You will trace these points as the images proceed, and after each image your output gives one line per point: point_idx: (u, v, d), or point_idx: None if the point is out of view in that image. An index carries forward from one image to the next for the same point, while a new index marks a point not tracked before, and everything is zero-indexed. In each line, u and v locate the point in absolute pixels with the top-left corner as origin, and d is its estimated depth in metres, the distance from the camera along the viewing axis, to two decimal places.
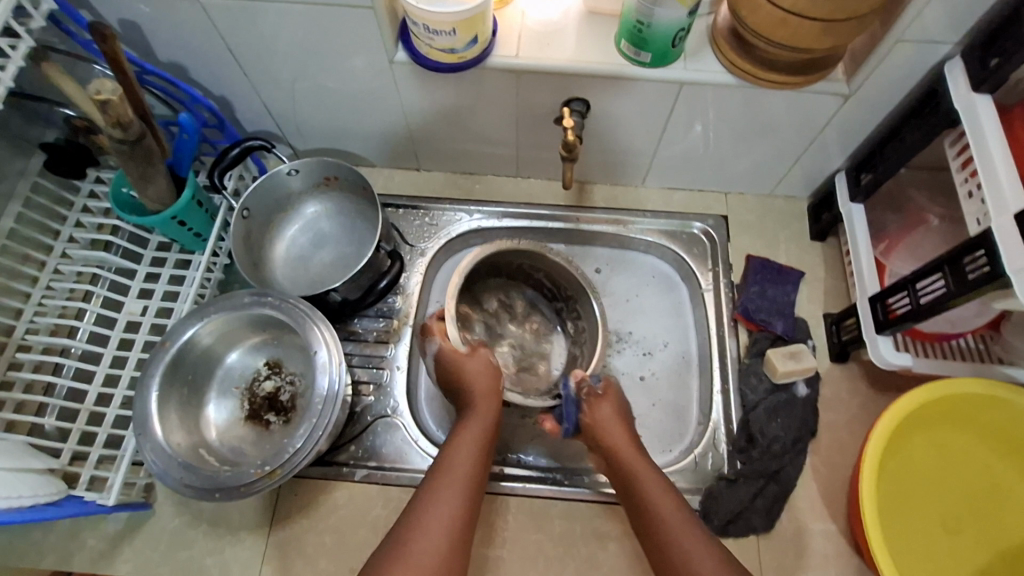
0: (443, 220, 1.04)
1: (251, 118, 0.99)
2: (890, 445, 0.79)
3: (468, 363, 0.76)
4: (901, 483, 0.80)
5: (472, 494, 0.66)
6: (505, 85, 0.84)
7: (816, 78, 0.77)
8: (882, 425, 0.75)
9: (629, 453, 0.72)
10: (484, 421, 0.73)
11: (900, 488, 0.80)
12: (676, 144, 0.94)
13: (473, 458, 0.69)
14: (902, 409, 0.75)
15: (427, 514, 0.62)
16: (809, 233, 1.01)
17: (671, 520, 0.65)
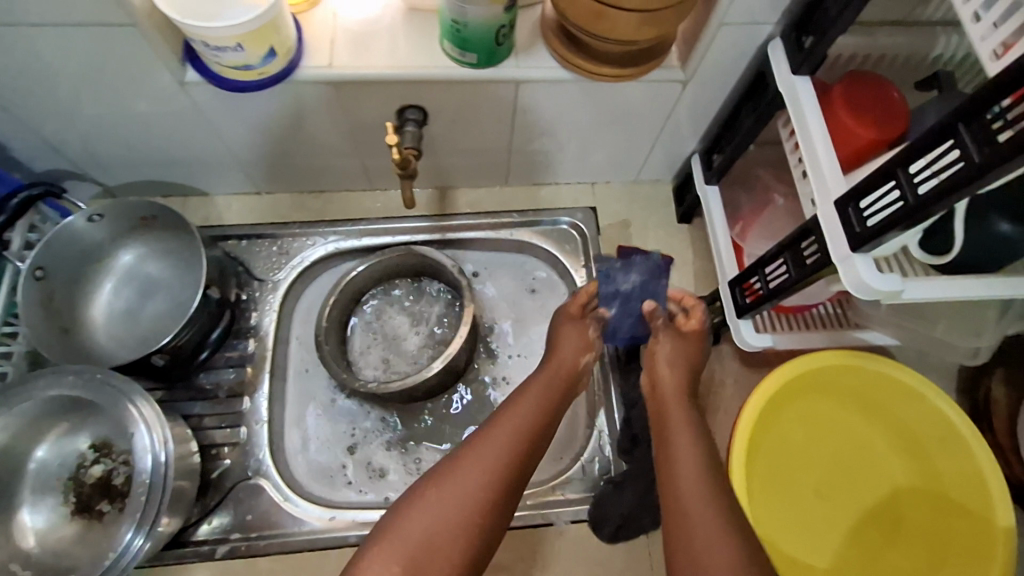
0: (294, 248, 0.94)
1: (36, 156, 0.83)
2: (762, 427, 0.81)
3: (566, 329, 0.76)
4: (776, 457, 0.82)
5: (528, 438, 0.61)
6: (326, 98, 0.75)
7: (650, 66, 0.74)
8: (751, 412, 0.75)
9: (674, 418, 0.65)
10: (569, 357, 0.73)
11: (776, 464, 0.82)
12: (530, 140, 0.89)
13: (537, 406, 0.65)
14: (767, 392, 0.76)
15: (470, 457, 0.57)
16: (676, 217, 1.01)
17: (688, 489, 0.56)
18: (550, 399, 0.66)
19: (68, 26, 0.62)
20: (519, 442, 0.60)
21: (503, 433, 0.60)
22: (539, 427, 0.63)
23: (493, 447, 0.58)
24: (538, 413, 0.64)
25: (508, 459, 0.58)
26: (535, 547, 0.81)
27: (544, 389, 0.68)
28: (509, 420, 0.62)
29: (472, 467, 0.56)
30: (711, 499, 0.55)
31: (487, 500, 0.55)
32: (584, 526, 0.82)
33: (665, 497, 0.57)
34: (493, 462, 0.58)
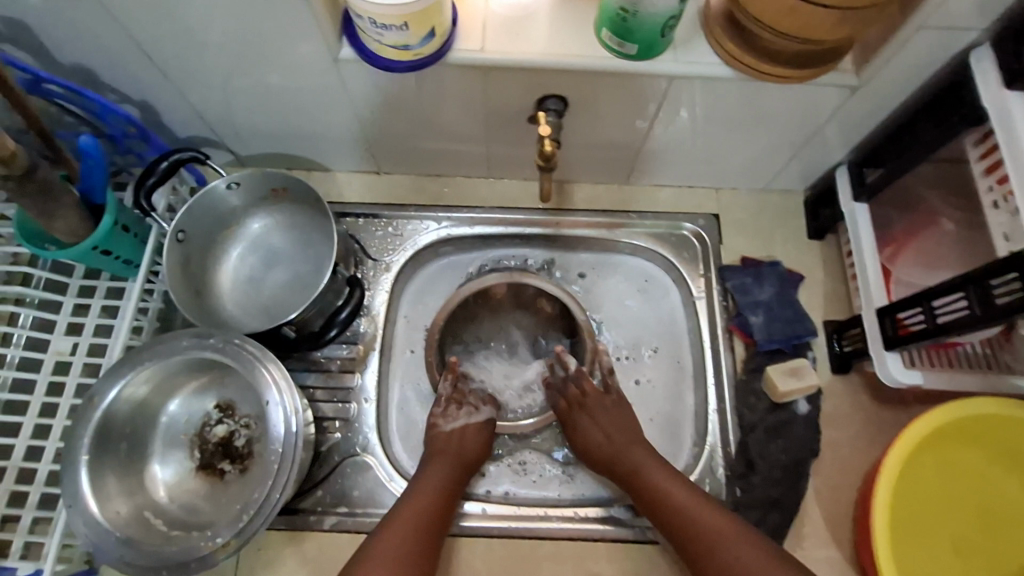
0: (408, 230, 0.93)
1: (181, 123, 0.85)
2: (907, 472, 0.73)
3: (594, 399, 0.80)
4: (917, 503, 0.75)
5: (439, 511, 0.71)
6: (469, 84, 0.73)
7: (825, 69, 0.68)
8: (901, 447, 0.70)
9: (646, 462, 0.74)
10: (471, 435, 0.79)
11: (911, 512, 0.75)
12: (665, 139, 0.84)
13: (443, 482, 0.74)
14: (921, 429, 0.71)
15: (420, 492, 0.72)
16: (806, 231, 0.94)
17: (683, 503, 0.69)
18: (454, 477, 0.75)
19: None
20: (445, 484, 0.73)
21: (434, 480, 0.74)
22: (437, 517, 0.70)
23: (433, 485, 0.73)
24: (433, 497, 0.71)
25: (445, 495, 0.73)
26: (637, 563, 0.78)
27: (459, 462, 0.76)
28: (406, 514, 0.69)
29: (425, 492, 0.72)
30: (697, 495, 0.69)
31: (439, 513, 0.70)
32: None
33: (661, 509, 0.70)
34: (432, 494, 0.72)
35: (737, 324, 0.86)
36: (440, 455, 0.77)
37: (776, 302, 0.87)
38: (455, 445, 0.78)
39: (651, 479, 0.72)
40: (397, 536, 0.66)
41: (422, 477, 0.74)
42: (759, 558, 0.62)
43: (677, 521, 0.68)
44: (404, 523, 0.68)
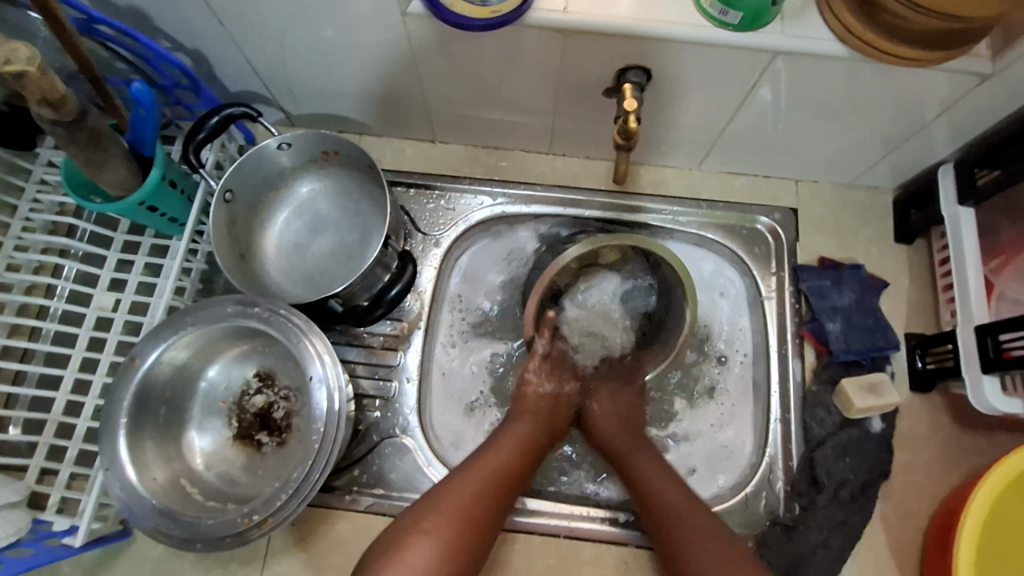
0: (460, 204, 0.88)
1: (232, 75, 0.81)
2: (1003, 512, 0.66)
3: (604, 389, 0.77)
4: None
5: (520, 469, 0.67)
6: (546, 48, 0.67)
7: (955, 54, 0.59)
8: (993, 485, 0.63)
9: (640, 449, 0.71)
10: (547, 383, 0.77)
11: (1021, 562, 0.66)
12: (749, 124, 0.77)
13: (523, 437, 0.70)
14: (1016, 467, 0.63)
15: (495, 446, 0.68)
16: (893, 234, 0.86)
17: (668, 496, 0.66)
18: (540, 434, 0.71)
19: None
20: (530, 440, 0.70)
21: (514, 434, 0.70)
22: (513, 472, 0.66)
23: (515, 442, 0.69)
24: (510, 452, 0.68)
25: (524, 453, 0.69)
26: None
27: (539, 413, 0.73)
28: (479, 468, 0.65)
29: (505, 447, 0.68)
30: (692, 500, 0.65)
31: (513, 471, 0.67)
32: None
33: (653, 506, 0.66)
34: (509, 448, 0.69)
35: (809, 330, 0.80)
36: (527, 414, 0.73)
37: (855, 310, 0.80)
38: (548, 412, 0.74)
39: (643, 477, 0.68)
40: (458, 485, 0.63)
41: (502, 432, 0.71)
42: (738, 563, 0.58)
43: (665, 523, 0.64)
44: (464, 476, 0.64)
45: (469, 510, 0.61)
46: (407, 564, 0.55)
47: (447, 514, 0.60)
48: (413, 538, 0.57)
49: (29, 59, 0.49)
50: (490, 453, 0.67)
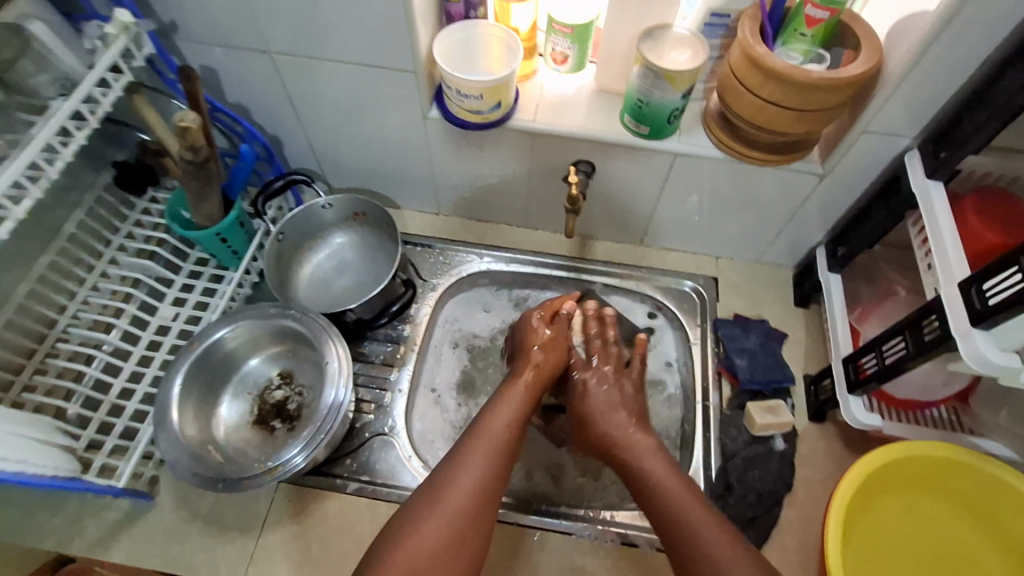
0: (455, 259, 1.12)
1: (295, 156, 1.10)
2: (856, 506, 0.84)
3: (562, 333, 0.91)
4: (881, 533, 0.85)
5: (506, 456, 0.75)
6: (520, 144, 0.96)
7: (795, 158, 0.87)
8: (835, 517, 0.77)
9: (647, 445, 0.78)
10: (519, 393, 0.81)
11: (874, 545, 0.85)
12: (671, 208, 1.04)
13: (505, 429, 0.77)
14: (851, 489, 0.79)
15: (485, 436, 0.75)
16: (792, 299, 1.09)
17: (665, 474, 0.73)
18: (516, 425, 0.78)
19: (363, 67, 0.87)
20: (511, 427, 0.77)
21: (500, 423, 0.77)
22: (504, 456, 0.74)
23: (477, 469, 0.71)
24: (503, 438, 0.76)
25: (505, 439, 0.76)
26: (620, 562, 0.86)
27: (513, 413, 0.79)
28: (481, 451, 0.73)
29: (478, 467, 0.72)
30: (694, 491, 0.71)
31: (503, 455, 0.74)
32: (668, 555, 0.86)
33: (661, 490, 0.71)
34: (497, 437, 0.76)
35: (725, 366, 0.99)
36: (498, 420, 0.78)
37: (760, 351, 1.00)
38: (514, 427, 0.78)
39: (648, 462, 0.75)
40: (463, 476, 0.71)
41: (484, 420, 0.78)
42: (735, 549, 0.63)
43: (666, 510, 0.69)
44: (461, 469, 0.71)
45: (474, 497, 0.69)
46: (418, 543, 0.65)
47: (456, 500, 0.68)
48: (420, 522, 0.66)
49: (193, 120, 0.76)
50: (480, 441, 0.74)
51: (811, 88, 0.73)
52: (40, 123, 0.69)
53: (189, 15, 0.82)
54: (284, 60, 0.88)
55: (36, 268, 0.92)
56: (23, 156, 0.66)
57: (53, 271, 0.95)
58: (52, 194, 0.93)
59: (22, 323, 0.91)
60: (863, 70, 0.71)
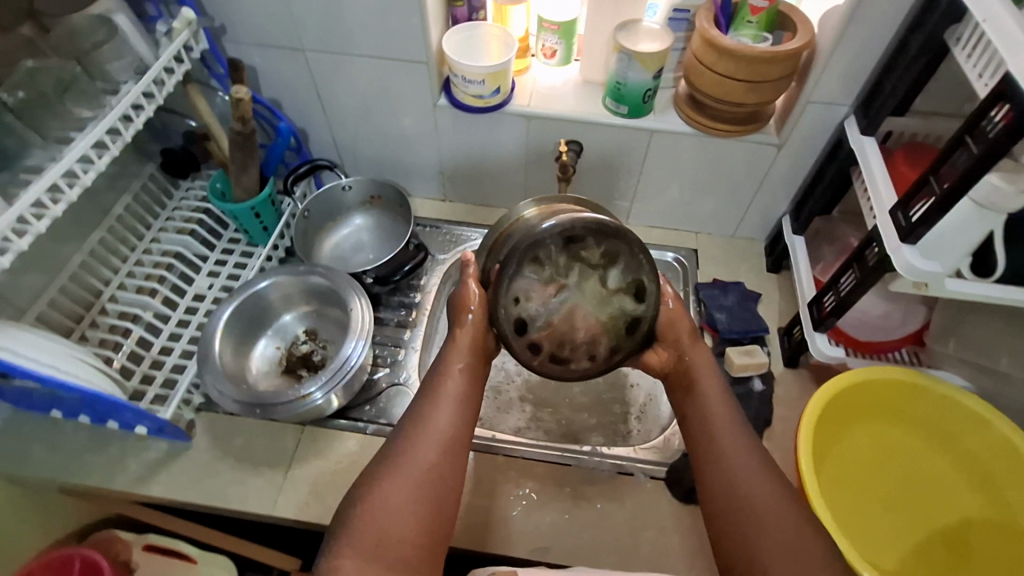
0: (461, 237, 1.25)
1: (319, 149, 1.24)
2: (826, 431, 0.92)
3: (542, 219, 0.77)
4: (851, 458, 0.94)
5: (468, 403, 0.77)
6: (516, 128, 1.10)
7: (753, 129, 1.02)
8: (806, 421, 0.85)
9: (703, 368, 0.82)
10: (469, 335, 0.81)
11: (845, 468, 0.94)
12: (653, 185, 1.17)
13: (464, 379, 0.78)
14: (819, 407, 0.87)
15: (443, 387, 0.77)
16: (766, 267, 1.20)
17: (714, 421, 0.76)
18: (476, 372, 0.80)
19: (382, 60, 1.03)
20: (467, 372, 0.79)
21: (455, 372, 0.78)
22: (469, 403, 0.77)
23: (440, 418, 0.74)
24: (464, 387, 0.78)
25: (465, 387, 0.78)
26: (617, 489, 0.94)
27: (469, 359, 0.80)
28: (442, 403, 0.75)
29: (440, 417, 0.74)
30: (750, 442, 0.74)
31: (464, 402, 0.77)
32: (660, 483, 0.94)
33: (707, 440, 0.75)
34: (454, 387, 0.77)
35: (706, 321, 1.10)
36: (456, 369, 0.79)
37: (737, 307, 1.11)
38: (468, 368, 0.80)
39: (704, 409, 0.78)
40: (426, 428, 0.73)
41: (438, 372, 0.78)
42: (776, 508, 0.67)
43: (707, 468, 0.74)
44: (420, 422, 0.73)
45: (441, 443, 0.72)
46: (384, 496, 0.66)
47: (420, 451, 0.70)
48: (383, 476, 0.68)
49: (242, 91, 0.90)
50: (437, 395, 0.76)
51: (757, 61, 0.88)
52: (117, 98, 0.83)
53: (238, 19, 0.98)
54: (316, 57, 1.04)
55: (89, 241, 1.04)
56: (109, 116, 0.80)
57: (103, 246, 1.07)
58: (105, 179, 1.07)
59: (75, 288, 1.02)
60: (798, 45, 0.87)
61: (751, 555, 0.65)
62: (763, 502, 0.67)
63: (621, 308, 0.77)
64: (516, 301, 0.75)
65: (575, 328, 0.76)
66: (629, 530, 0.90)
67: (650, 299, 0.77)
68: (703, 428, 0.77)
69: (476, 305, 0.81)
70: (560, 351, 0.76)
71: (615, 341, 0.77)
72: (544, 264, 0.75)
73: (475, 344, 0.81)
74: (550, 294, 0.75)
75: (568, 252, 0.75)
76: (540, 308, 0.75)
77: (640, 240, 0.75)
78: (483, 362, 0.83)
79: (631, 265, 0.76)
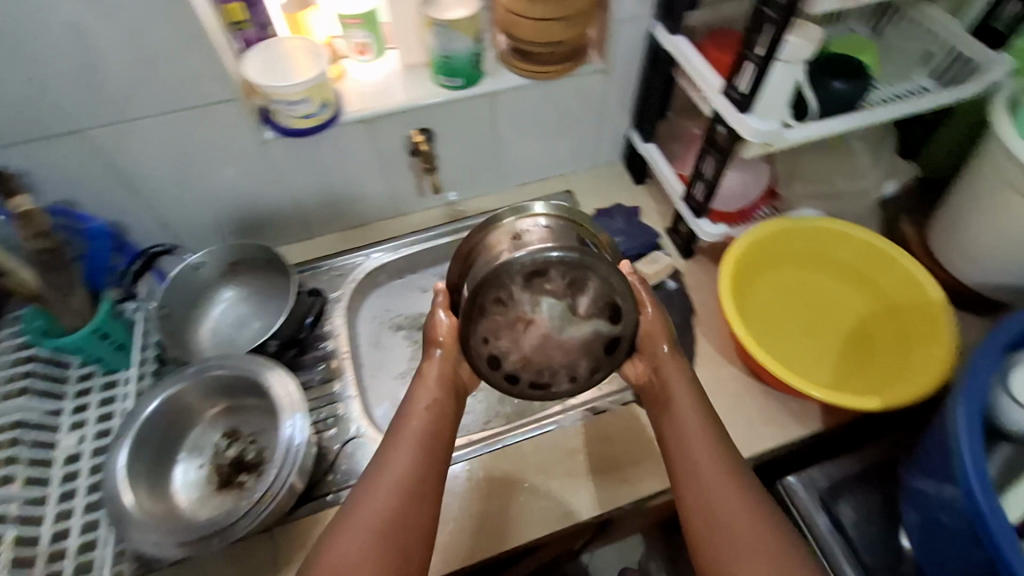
0: (346, 267, 1.16)
1: (144, 236, 1.06)
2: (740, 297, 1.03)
3: (494, 249, 0.75)
4: (765, 309, 1.07)
5: (437, 439, 0.72)
6: (360, 136, 1.04)
7: (579, 63, 1.07)
8: (724, 293, 0.94)
9: (673, 369, 0.79)
10: (432, 369, 0.77)
11: (765, 321, 1.06)
12: (510, 144, 1.18)
13: (430, 414, 0.73)
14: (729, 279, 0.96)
15: (405, 429, 0.72)
16: (633, 181, 1.29)
17: (683, 424, 0.74)
18: (442, 406, 0.75)
19: (185, 112, 0.90)
20: (434, 408, 0.74)
21: (418, 410, 0.74)
22: (436, 440, 0.72)
23: (400, 461, 0.68)
24: (429, 424, 0.72)
25: (430, 424, 0.72)
26: (602, 429, 0.97)
27: (435, 394, 0.75)
28: (403, 443, 0.70)
29: (397, 466, 0.68)
30: (714, 439, 0.73)
31: (432, 439, 0.71)
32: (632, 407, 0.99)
33: (676, 449, 0.73)
34: (417, 427, 0.72)
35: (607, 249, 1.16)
36: (416, 411, 0.74)
37: (627, 226, 1.17)
38: (435, 406, 0.74)
39: (676, 413, 0.76)
40: (387, 472, 0.67)
41: (404, 414, 0.74)
42: (743, 512, 0.66)
43: (677, 476, 0.72)
44: (382, 467, 0.68)
45: (405, 484, 0.66)
46: (341, 554, 0.61)
47: (380, 498, 0.65)
48: (337, 535, 0.63)
49: (25, 202, 0.79)
50: (400, 436, 0.71)
51: None
52: None
53: None
54: (100, 133, 0.88)
55: None
56: None
57: None
58: None
59: None
60: None
61: (721, 562, 0.64)
62: (728, 510, 0.66)
63: (598, 330, 0.73)
64: (484, 341, 0.73)
65: (549, 355, 0.73)
66: (628, 458, 0.94)
67: (628, 318, 0.73)
68: (674, 435, 0.74)
69: (440, 342, 0.78)
70: (536, 379, 0.74)
71: (593, 362, 0.74)
72: (508, 301, 0.72)
73: (442, 376, 0.77)
74: (515, 331, 0.72)
75: (531, 284, 0.72)
76: (510, 343, 0.72)
77: (605, 263, 0.71)
78: (455, 402, 0.77)
79: (603, 287, 0.72)
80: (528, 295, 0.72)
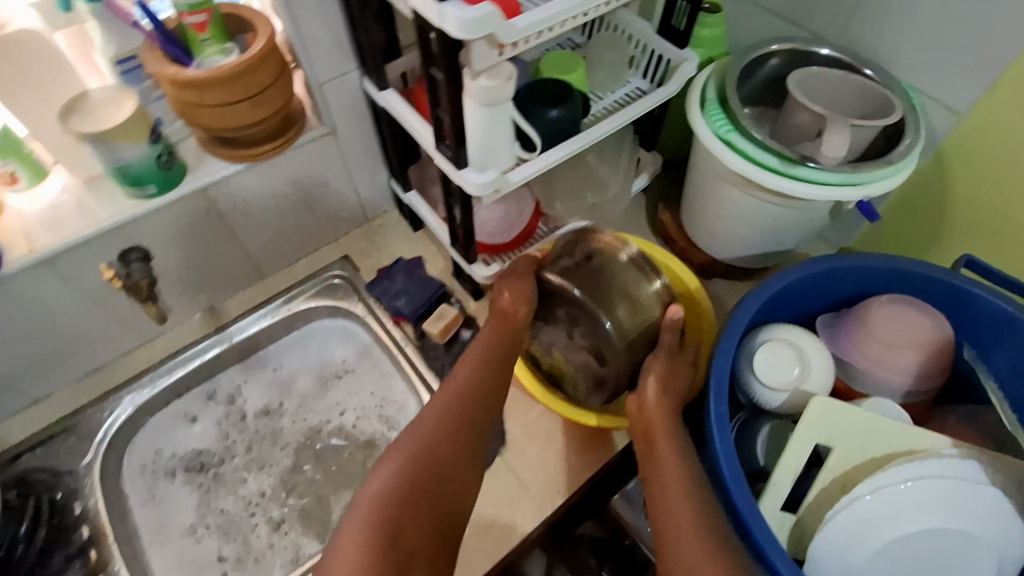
0: (90, 425, 0.98)
1: None
2: None
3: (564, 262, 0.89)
4: None
5: (465, 402, 0.80)
6: (44, 282, 0.87)
7: (297, 131, 0.97)
8: None
9: (659, 430, 0.75)
10: (484, 336, 0.88)
11: None
12: (253, 232, 1.04)
13: (478, 358, 0.85)
14: None
15: (446, 385, 0.82)
16: (411, 229, 1.19)
17: (663, 477, 0.69)
18: (492, 359, 0.85)
19: None
20: (486, 354, 0.85)
21: (470, 361, 0.85)
22: (474, 392, 0.81)
23: (433, 420, 0.77)
24: (475, 372, 0.83)
25: (469, 377, 0.83)
26: None
27: (482, 357, 0.85)
28: (440, 399, 0.80)
29: (433, 411, 0.79)
30: (687, 491, 0.67)
31: (467, 391, 0.81)
32: None
33: (655, 498, 0.68)
34: (461, 376, 0.83)
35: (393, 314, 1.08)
36: (464, 365, 0.84)
37: (409, 283, 1.08)
38: (483, 364, 0.85)
39: (658, 465, 0.71)
40: (412, 435, 0.75)
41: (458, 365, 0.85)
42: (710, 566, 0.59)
43: (655, 529, 0.66)
44: (409, 431, 0.76)
45: (428, 439, 0.75)
46: (361, 505, 0.68)
47: (409, 452, 0.73)
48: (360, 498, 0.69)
49: None
50: (442, 392, 0.81)
51: (236, 77, 0.80)
52: None
53: None
54: None
55: None
56: None
57: None
58: None
59: None
60: (263, 44, 0.80)
61: None
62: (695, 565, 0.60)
63: (599, 378, 0.89)
64: (539, 325, 0.93)
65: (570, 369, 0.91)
66: None
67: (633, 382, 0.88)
68: (654, 486, 0.70)
69: (515, 300, 0.88)
70: (554, 379, 0.95)
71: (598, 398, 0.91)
72: (571, 322, 0.89)
73: (496, 332, 0.87)
74: (581, 344, 0.88)
75: (583, 317, 0.87)
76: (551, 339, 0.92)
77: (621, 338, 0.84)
78: (517, 347, 0.89)
79: (616, 352, 0.85)
80: (587, 327, 0.86)
